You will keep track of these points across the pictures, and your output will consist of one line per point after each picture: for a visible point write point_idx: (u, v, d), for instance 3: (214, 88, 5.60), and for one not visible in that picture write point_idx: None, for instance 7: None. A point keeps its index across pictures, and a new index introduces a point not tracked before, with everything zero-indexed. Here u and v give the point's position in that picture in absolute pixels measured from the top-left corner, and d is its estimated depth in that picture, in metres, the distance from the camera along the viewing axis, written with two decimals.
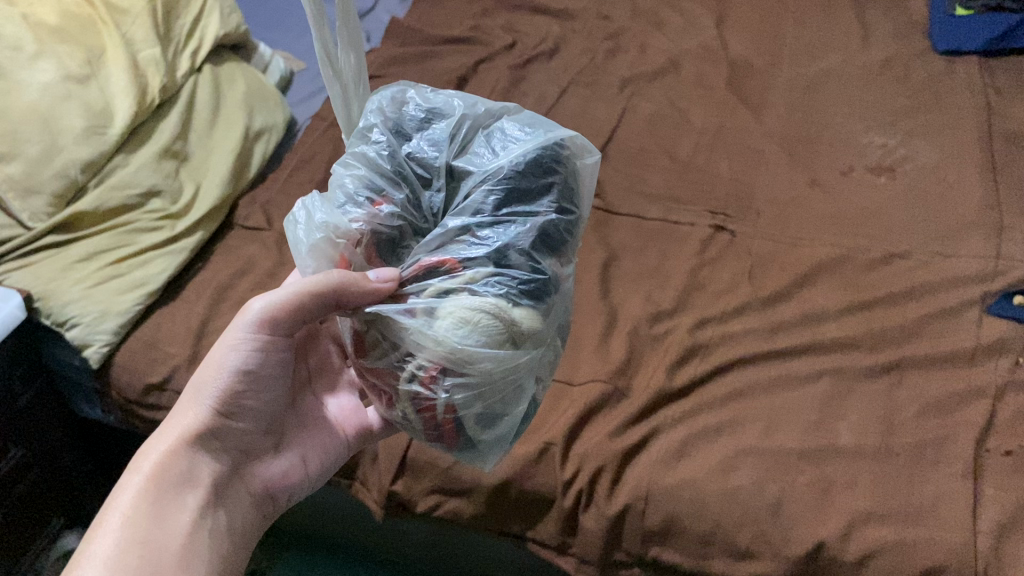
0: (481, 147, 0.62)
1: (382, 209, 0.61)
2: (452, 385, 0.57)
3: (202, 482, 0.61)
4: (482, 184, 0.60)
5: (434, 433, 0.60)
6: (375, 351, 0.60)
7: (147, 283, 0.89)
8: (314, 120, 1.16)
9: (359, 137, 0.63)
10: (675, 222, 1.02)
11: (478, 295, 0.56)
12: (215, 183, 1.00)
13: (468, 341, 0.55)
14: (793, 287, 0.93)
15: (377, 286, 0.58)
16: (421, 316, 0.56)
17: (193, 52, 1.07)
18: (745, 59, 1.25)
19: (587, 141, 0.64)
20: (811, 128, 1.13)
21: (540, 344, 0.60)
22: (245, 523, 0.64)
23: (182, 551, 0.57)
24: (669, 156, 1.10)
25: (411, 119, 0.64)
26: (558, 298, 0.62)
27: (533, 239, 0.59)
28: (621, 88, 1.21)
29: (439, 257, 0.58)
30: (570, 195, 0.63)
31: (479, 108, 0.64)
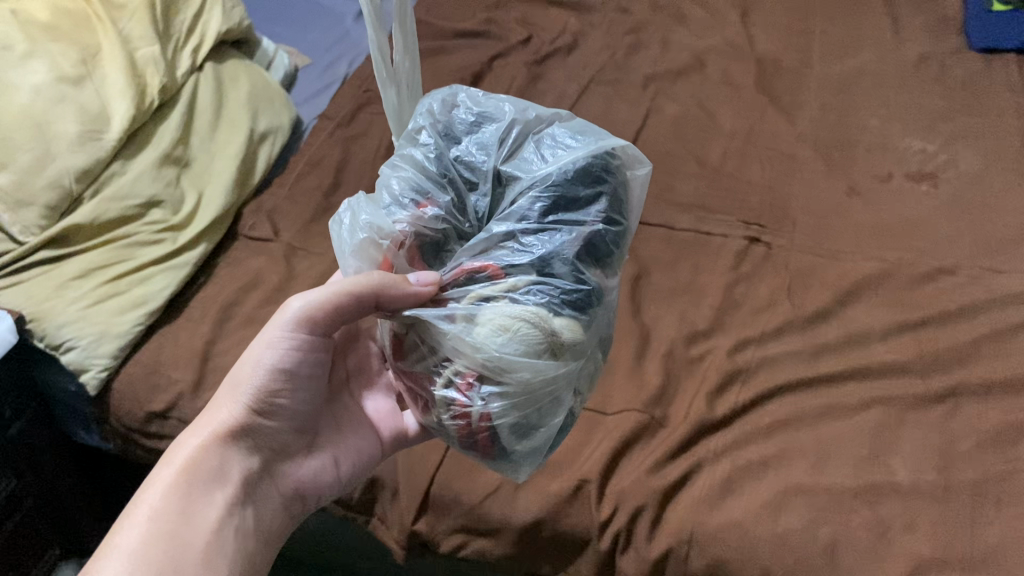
0: (531, 152, 0.60)
1: (427, 211, 0.58)
2: (488, 393, 0.54)
3: (232, 481, 0.59)
4: (529, 190, 0.57)
5: (468, 444, 0.57)
6: (414, 355, 0.58)
7: (146, 301, 0.83)
8: (321, 120, 1.10)
9: (408, 140, 0.61)
10: (707, 233, 0.97)
11: (518, 303, 0.53)
12: (219, 191, 0.94)
13: (506, 350, 0.52)
14: (836, 306, 0.88)
15: (417, 290, 0.56)
16: (459, 322, 0.54)
17: (194, 51, 1.01)
18: (773, 57, 1.19)
19: (640, 152, 0.61)
20: (846, 130, 1.07)
21: (581, 357, 0.56)
22: (273, 524, 0.62)
23: (205, 551, 0.55)
24: (698, 161, 1.05)
25: (461, 123, 0.62)
26: (603, 311, 0.58)
27: (579, 250, 0.55)
28: (644, 86, 1.16)
29: (481, 262, 0.55)
30: (620, 207, 0.59)
31: (530, 113, 0.62)
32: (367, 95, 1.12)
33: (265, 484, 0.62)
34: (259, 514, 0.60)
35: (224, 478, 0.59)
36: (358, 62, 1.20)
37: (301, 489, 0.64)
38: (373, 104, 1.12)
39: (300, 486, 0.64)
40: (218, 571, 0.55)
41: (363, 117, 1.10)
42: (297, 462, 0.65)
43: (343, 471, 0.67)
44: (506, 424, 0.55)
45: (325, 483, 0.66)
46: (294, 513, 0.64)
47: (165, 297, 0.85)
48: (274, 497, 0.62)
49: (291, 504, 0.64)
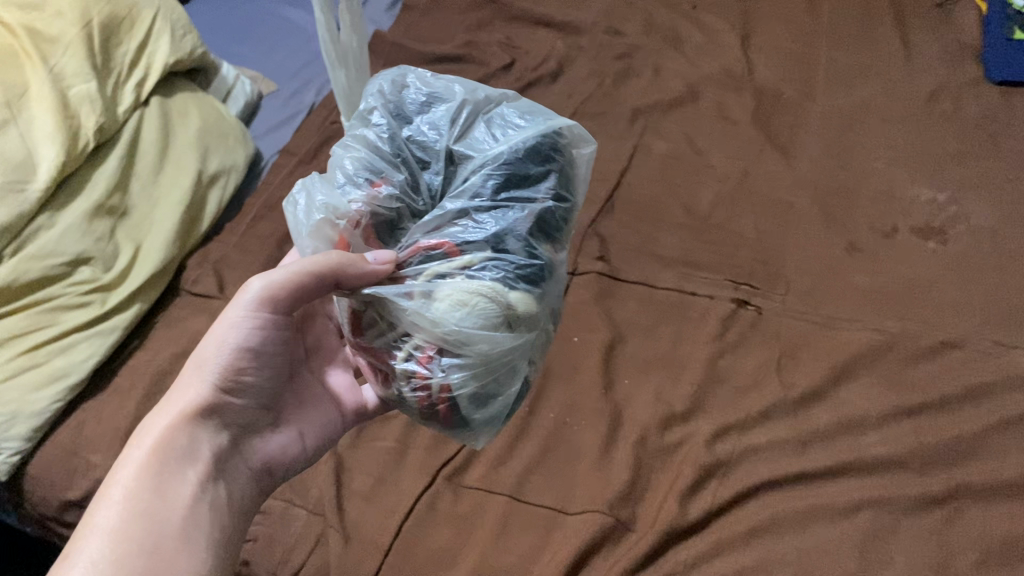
0: (482, 132, 0.57)
1: (381, 190, 0.55)
2: (449, 364, 0.52)
3: (204, 458, 0.55)
4: (481, 169, 0.55)
5: (428, 416, 0.55)
6: (372, 331, 0.55)
7: (67, 374, 0.76)
8: (282, 155, 1.03)
9: (358, 121, 0.58)
10: (691, 293, 0.87)
11: (475, 278, 0.51)
12: (158, 244, 0.87)
13: (465, 324, 0.50)
14: (828, 385, 0.79)
15: (374, 268, 0.53)
16: (417, 298, 0.52)
17: (138, 85, 0.92)
18: (773, 87, 1.10)
19: (585, 130, 0.60)
20: (848, 175, 0.98)
21: (536, 328, 0.55)
22: (246, 502, 0.58)
23: (182, 531, 0.52)
24: (685, 209, 0.96)
25: (412, 102, 0.59)
26: (555, 284, 0.57)
27: (531, 226, 0.54)
28: (632, 120, 1.08)
29: (437, 239, 0.53)
30: (568, 184, 0.58)
31: (479, 94, 0.59)
32: (333, 128, 1.05)
33: (234, 461, 0.58)
34: (232, 491, 0.57)
35: (194, 457, 0.55)
36: (328, 88, 1.12)
37: (271, 465, 0.61)
38: (339, 137, 1.04)
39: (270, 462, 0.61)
40: (196, 550, 0.51)
41: (326, 153, 1.02)
42: (264, 438, 0.61)
43: (310, 447, 0.64)
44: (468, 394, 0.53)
45: (293, 459, 0.63)
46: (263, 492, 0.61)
47: (87, 370, 0.78)
48: (246, 473, 0.58)
49: (261, 482, 0.60)
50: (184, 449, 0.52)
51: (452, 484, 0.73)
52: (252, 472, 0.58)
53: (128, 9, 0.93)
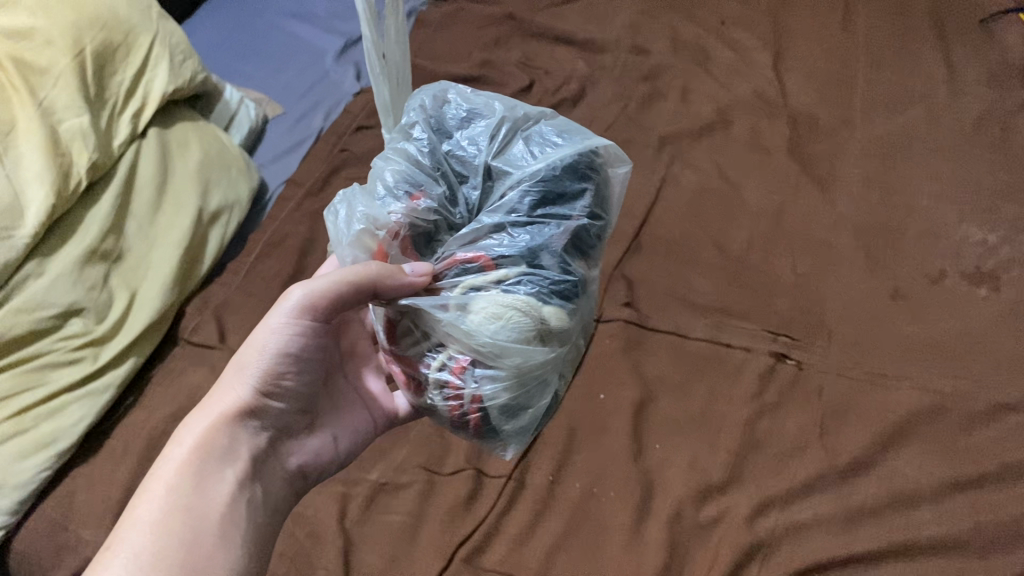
0: (520, 148, 0.54)
1: (420, 203, 0.52)
2: (482, 376, 0.50)
3: (241, 460, 0.54)
4: (518, 184, 0.52)
5: (458, 425, 0.52)
6: (407, 339, 0.53)
7: (55, 440, 0.71)
8: (288, 186, 0.97)
9: (399, 132, 0.56)
10: (726, 345, 0.81)
11: (510, 292, 0.49)
12: (155, 290, 0.81)
13: (500, 336, 0.48)
14: (876, 453, 0.73)
15: (411, 280, 0.50)
16: (452, 310, 0.49)
17: (134, 116, 0.86)
18: (808, 113, 1.04)
19: (622, 149, 0.57)
20: (891, 211, 0.92)
21: (569, 342, 0.53)
22: (280, 505, 0.57)
23: (216, 533, 0.50)
24: (718, 248, 0.90)
25: (453, 116, 0.57)
26: (587, 301, 0.55)
27: (566, 243, 0.51)
28: (659, 148, 1.02)
29: (473, 252, 0.51)
30: (603, 202, 0.55)
31: (518, 110, 0.57)
32: (342, 156, 1.00)
33: (270, 464, 0.57)
34: (265, 495, 0.56)
35: (233, 458, 0.54)
36: (336, 112, 1.06)
37: (304, 469, 0.60)
38: (349, 167, 0.99)
39: (304, 465, 0.59)
40: (229, 553, 0.50)
41: (335, 186, 0.97)
42: (301, 441, 0.60)
43: (342, 452, 0.62)
44: (499, 405, 0.51)
45: (327, 463, 0.61)
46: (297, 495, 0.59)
47: (76, 434, 0.72)
48: (281, 477, 0.57)
49: (296, 485, 0.59)
50: (223, 451, 0.51)
51: (469, 566, 0.68)
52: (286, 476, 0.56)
53: (125, 35, 0.86)
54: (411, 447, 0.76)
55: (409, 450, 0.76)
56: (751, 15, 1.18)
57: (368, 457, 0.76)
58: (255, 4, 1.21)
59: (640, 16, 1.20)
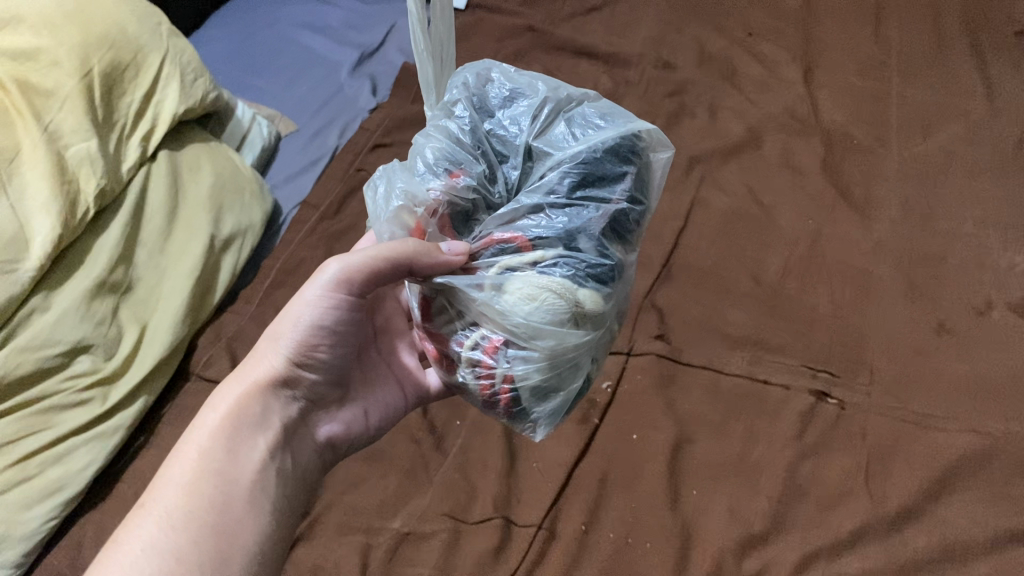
0: (562, 130, 0.54)
1: (459, 181, 0.52)
2: (514, 356, 0.49)
3: (274, 427, 0.54)
4: (558, 166, 0.52)
5: (488, 404, 0.52)
6: (441, 318, 0.53)
7: (62, 487, 0.68)
8: (303, 208, 0.94)
9: (440, 110, 0.55)
10: (763, 382, 0.78)
11: (545, 274, 0.48)
12: (166, 323, 0.78)
13: (533, 317, 0.48)
14: (925, 501, 0.69)
15: (448, 259, 0.50)
16: (487, 290, 0.49)
17: (144, 139, 0.82)
18: (842, 130, 1.00)
19: (664, 134, 0.56)
20: (932, 238, 0.88)
21: (603, 328, 0.52)
22: (310, 473, 0.57)
23: (248, 497, 0.51)
24: (752, 277, 0.86)
25: (495, 96, 0.56)
26: (623, 288, 0.53)
27: (605, 226, 0.51)
28: (688, 169, 0.98)
29: (510, 233, 0.50)
30: (643, 187, 0.54)
31: (561, 92, 0.56)
32: (359, 176, 0.96)
33: (302, 433, 0.57)
34: (297, 463, 0.56)
35: (265, 426, 0.54)
36: (351, 129, 1.02)
37: (334, 440, 0.60)
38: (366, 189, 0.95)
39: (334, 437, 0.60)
40: (259, 516, 0.51)
41: (352, 207, 0.93)
42: (331, 413, 0.60)
43: (371, 426, 0.63)
44: (530, 387, 0.51)
45: (355, 436, 0.61)
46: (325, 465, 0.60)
47: (85, 480, 0.69)
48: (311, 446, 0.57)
49: (324, 456, 0.59)
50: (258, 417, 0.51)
51: None
52: (318, 445, 0.56)
53: (134, 53, 0.82)
54: (436, 493, 0.73)
55: (433, 497, 0.72)
56: (779, 25, 1.14)
57: (392, 501, 0.73)
58: (266, 14, 1.17)
59: (664, 28, 1.16)
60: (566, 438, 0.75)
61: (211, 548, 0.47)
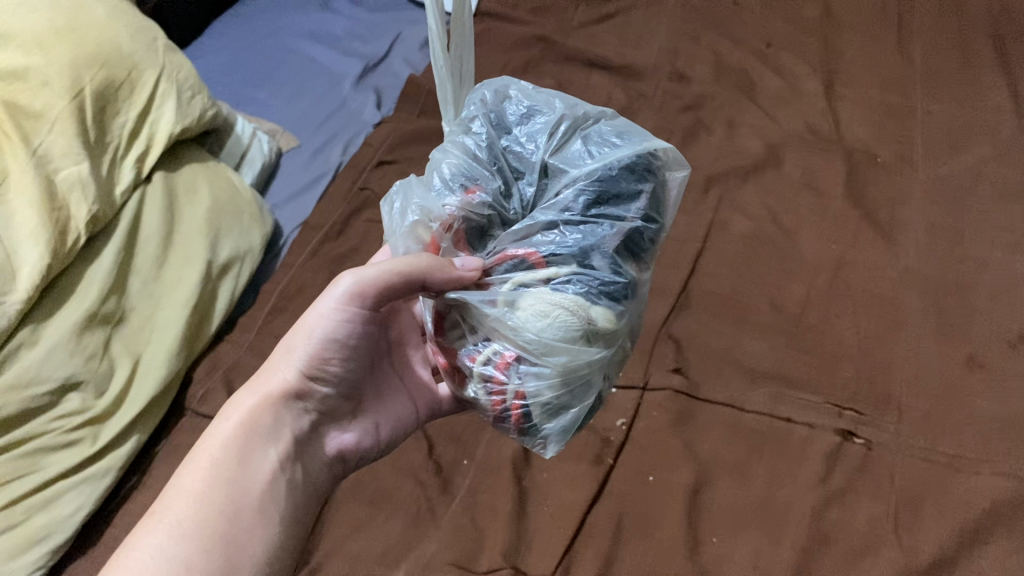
0: (578, 147, 0.54)
1: (475, 196, 0.52)
2: (526, 372, 0.50)
3: (285, 438, 0.56)
4: (574, 184, 0.52)
5: (499, 420, 0.52)
6: (454, 333, 0.54)
7: (47, 536, 0.64)
8: (304, 229, 0.90)
9: (458, 126, 0.56)
10: (786, 420, 0.74)
11: (558, 291, 0.48)
12: (160, 356, 0.74)
13: (545, 333, 0.48)
14: (959, 552, 0.65)
15: (461, 274, 0.51)
16: (501, 306, 0.49)
17: (138, 161, 0.79)
18: (865, 148, 0.96)
19: (680, 154, 0.55)
20: (961, 264, 0.84)
21: (616, 347, 0.52)
22: (321, 485, 0.59)
23: (257, 507, 0.52)
24: (773, 305, 0.83)
25: (512, 113, 0.57)
26: (638, 307, 0.53)
27: (619, 245, 0.50)
28: (705, 190, 0.95)
29: (524, 250, 0.51)
30: (659, 206, 0.53)
31: (579, 109, 0.57)
32: (363, 195, 0.92)
33: (314, 444, 0.58)
34: (308, 473, 0.57)
35: (276, 438, 0.55)
36: (355, 145, 0.99)
37: (347, 453, 0.61)
38: (370, 208, 0.91)
39: (347, 449, 0.61)
40: (267, 525, 0.52)
41: (356, 228, 0.89)
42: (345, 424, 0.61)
43: (384, 438, 0.64)
44: (542, 403, 0.50)
45: (368, 448, 0.63)
46: (337, 478, 0.61)
47: (72, 526, 0.65)
48: (323, 458, 0.58)
49: (336, 469, 0.60)
50: (266, 429, 0.53)
51: None
52: (328, 456, 0.58)
53: (128, 71, 0.79)
54: (442, 539, 0.69)
55: (440, 544, 0.69)
56: (798, 36, 1.10)
57: (396, 549, 0.69)
58: (268, 23, 1.14)
59: (679, 37, 1.13)
60: (579, 481, 0.72)
61: (216, 559, 0.49)
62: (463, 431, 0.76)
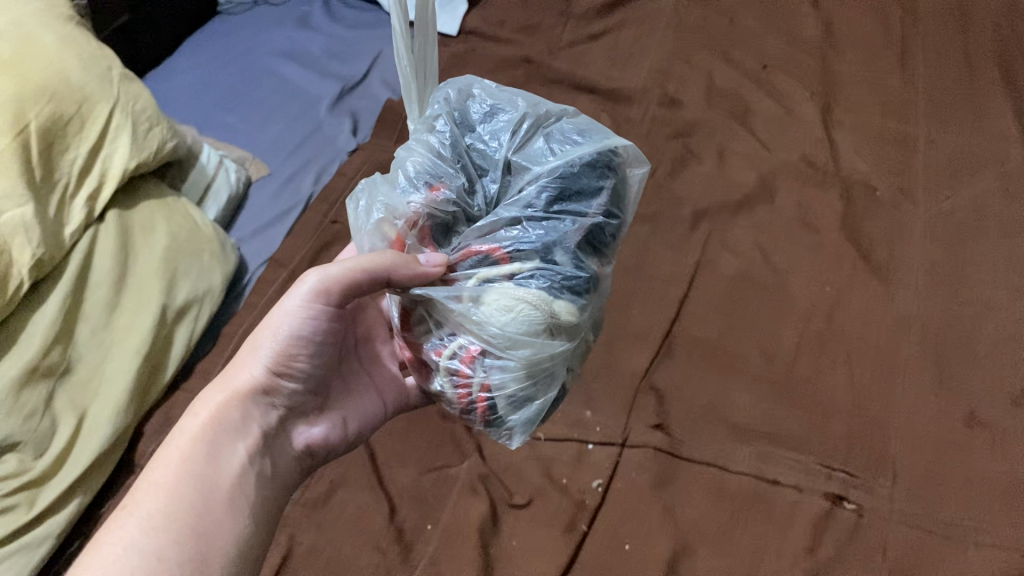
0: (540, 145, 0.56)
1: (439, 194, 0.54)
2: (490, 365, 0.52)
3: (254, 433, 0.56)
4: (536, 181, 0.54)
5: (466, 412, 0.55)
6: (420, 328, 0.55)
7: None
8: (270, 265, 0.86)
9: (423, 124, 0.57)
10: (772, 482, 0.70)
11: (521, 287, 0.50)
12: (108, 409, 0.70)
13: (509, 328, 0.49)
14: None
15: (426, 270, 0.52)
16: (466, 301, 0.51)
17: (90, 199, 0.75)
18: (864, 180, 0.91)
19: (639, 152, 0.59)
20: (963, 310, 0.79)
21: (577, 338, 0.54)
22: (289, 478, 0.60)
23: (228, 500, 0.53)
24: (762, 352, 0.78)
25: (476, 112, 0.58)
26: (597, 299, 0.56)
27: (580, 240, 0.53)
28: (693, 224, 0.90)
29: (488, 245, 0.52)
30: (618, 203, 0.56)
31: (540, 108, 0.59)
32: (333, 228, 0.87)
33: (281, 440, 0.59)
34: (276, 468, 0.58)
35: (244, 432, 0.56)
36: (328, 175, 0.94)
37: (312, 449, 0.62)
38: (340, 242, 0.86)
39: (313, 444, 0.62)
40: (239, 516, 0.53)
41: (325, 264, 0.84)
42: (310, 420, 0.62)
43: (350, 433, 0.64)
44: (507, 396, 0.52)
45: (333, 443, 0.63)
46: (304, 471, 0.62)
47: None
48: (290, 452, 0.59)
49: (304, 462, 0.61)
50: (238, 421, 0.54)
51: None
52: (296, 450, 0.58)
53: (78, 104, 0.74)
54: None
55: None
56: (795, 56, 1.05)
57: None
58: (244, 40, 1.10)
59: (671, 58, 1.08)
60: (551, 546, 0.67)
61: (191, 545, 0.49)
62: (428, 493, 0.72)
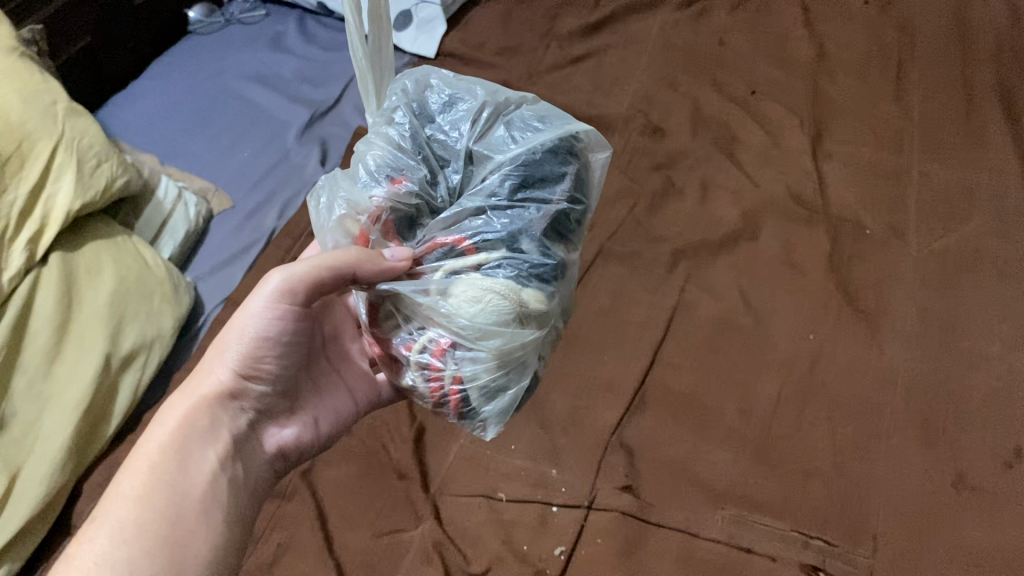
0: (502, 132, 0.52)
1: (402, 186, 0.50)
2: (462, 357, 0.47)
3: (225, 437, 0.52)
4: (499, 169, 0.50)
5: (438, 406, 0.50)
6: (388, 322, 0.51)
7: None
8: (228, 305, 0.82)
9: (381, 117, 0.53)
10: (745, 549, 0.66)
11: (489, 276, 0.46)
12: (43, 468, 0.66)
13: (479, 318, 0.45)
14: None
15: (391, 263, 0.48)
16: (433, 294, 0.47)
17: (31, 243, 0.71)
18: (852, 217, 0.87)
19: (601, 135, 0.55)
20: (953, 362, 0.74)
21: (548, 327, 0.50)
22: (264, 483, 0.56)
23: (200, 509, 0.49)
24: (739, 406, 0.74)
25: (435, 101, 0.54)
26: (565, 289, 0.52)
27: (547, 228, 0.49)
28: (672, 262, 0.86)
29: (452, 236, 0.48)
30: (582, 187, 0.52)
31: (500, 96, 0.55)
32: None
33: (255, 443, 0.55)
34: (250, 473, 0.54)
35: (214, 438, 0.52)
36: (293, 206, 0.90)
37: (288, 451, 0.57)
38: None
39: (289, 446, 0.57)
40: (214, 523, 0.49)
41: None
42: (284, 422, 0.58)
43: (325, 433, 0.60)
44: (479, 387, 0.48)
45: (309, 444, 0.59)
46: (278, 476, 0.57)
47: None
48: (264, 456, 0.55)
49: (278, 466, 0.57)
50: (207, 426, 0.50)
51: None
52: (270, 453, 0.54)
53: (17, 143, 0.72)
54: None
55: None
56: (785, 80, 1.01)
57: None
58: (209, 62, 1.06)
59: (656, 82, 1.04)
60: None
61: (161, 561, 0.46)
62: (379, 559, 0.69)
